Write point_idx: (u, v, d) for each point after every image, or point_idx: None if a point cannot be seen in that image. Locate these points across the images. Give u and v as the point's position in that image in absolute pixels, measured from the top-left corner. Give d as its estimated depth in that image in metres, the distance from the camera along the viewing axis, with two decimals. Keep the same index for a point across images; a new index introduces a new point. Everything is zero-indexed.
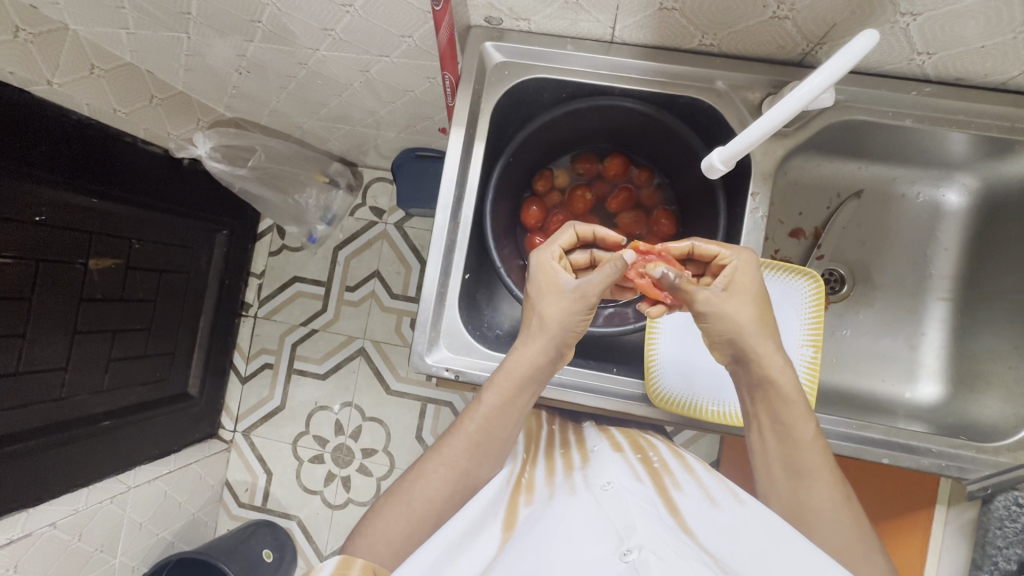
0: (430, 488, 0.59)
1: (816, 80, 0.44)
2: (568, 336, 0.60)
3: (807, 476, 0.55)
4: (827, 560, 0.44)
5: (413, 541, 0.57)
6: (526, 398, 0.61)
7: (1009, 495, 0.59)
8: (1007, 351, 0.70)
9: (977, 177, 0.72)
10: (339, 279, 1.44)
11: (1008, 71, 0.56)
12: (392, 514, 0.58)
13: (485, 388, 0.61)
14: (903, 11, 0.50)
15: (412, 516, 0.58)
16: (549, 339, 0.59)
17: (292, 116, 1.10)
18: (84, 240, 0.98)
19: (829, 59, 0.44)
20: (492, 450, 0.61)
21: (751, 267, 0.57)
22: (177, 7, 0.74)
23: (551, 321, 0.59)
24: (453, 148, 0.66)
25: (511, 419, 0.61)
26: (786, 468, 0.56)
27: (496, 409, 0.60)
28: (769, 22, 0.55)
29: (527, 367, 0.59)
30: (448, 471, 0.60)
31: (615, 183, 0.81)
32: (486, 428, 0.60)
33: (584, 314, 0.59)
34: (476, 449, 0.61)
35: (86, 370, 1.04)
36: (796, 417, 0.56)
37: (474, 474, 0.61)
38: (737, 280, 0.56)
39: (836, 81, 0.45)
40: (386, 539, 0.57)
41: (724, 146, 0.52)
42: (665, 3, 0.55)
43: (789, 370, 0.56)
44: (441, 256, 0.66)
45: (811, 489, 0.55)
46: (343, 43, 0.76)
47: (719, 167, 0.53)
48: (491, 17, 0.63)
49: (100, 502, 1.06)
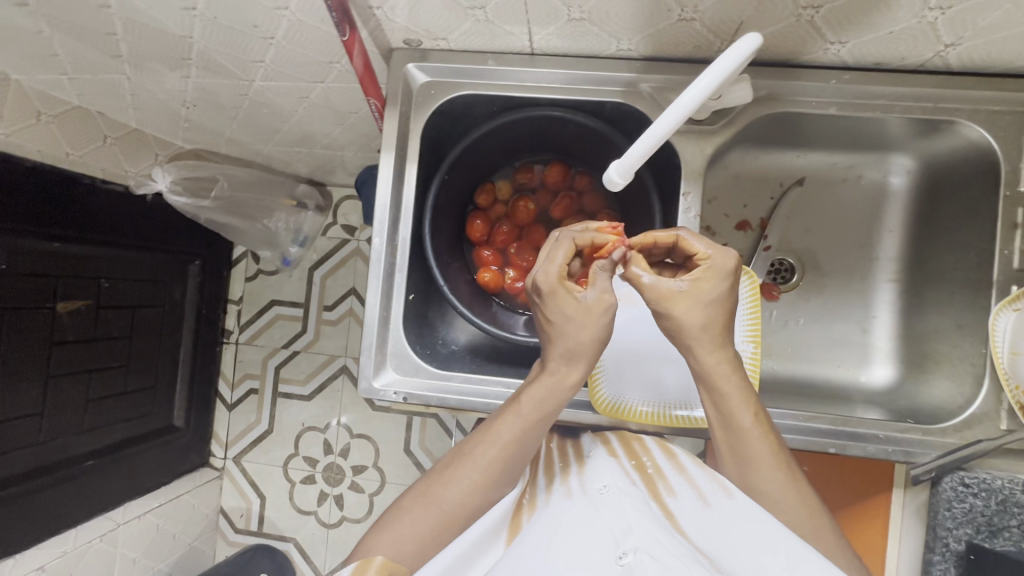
0: (459, 493, 0.56)
1: (702, 83, 0.45)
2: (603, 347, 0.56)
3: (755, 461, 0.54)
4: (819, 556, 0.45)
5: (439, 540, 0.55)
6: (563, 408, 0.58)
7: (956, 476, 0.58)
8: (951, 330, 0.66)
9: (915, 157, 0.70)
10: (316, 298, 1.45)
11: (924, 52, 0.56)
12: (417, 517, 0.56)
13: (523, 400, 0.56)
14: (804, 5, 0.50)
15: (441, 518, 0.56)
16: (586, 352, 0.55)
17: (250, 143, 1.11)
18: (50, 284, 1.00)
19: (714, 63, 0.45)
20: (528, 456, 0.58)
21: (720, 275, 0.54)
22: (109, 51, 0.75)
23: (587, 344, 0.54)
24: (384, 172, 0.66)
25: (549, 428, 0.57)
26: (736, 457, 0.55)
27: (532, 421, 0.56)
28: (679, 24, 0.55)
29: (568, 380, 0.56)
30: (479, 476, 0.56)
31: (557, 191, 0.80)
32: (523, 440, 0.56)
33: (611, 323, 0.55)
34: (511, 459, 0.57)
35: (63, 413, 1.05)
36: (739, 406, 0.54)
37: (506, 478, 0.57)
38: (695, 281, 0.53)
39: (721, 83, 0.46)
40: (410, 537, 0.55)
41: (620, 159, 0.51)
42: (573, 13, 0.55)
43: (724, 362, 0.54)
44: (381, 279, 0.66)
45: (758, 471, 0.54)
46: (276, 73, 0.76)
47: (619, 180, 0.52)
48: (410, 39, 0.63)
49: (88, 541, 1.09)
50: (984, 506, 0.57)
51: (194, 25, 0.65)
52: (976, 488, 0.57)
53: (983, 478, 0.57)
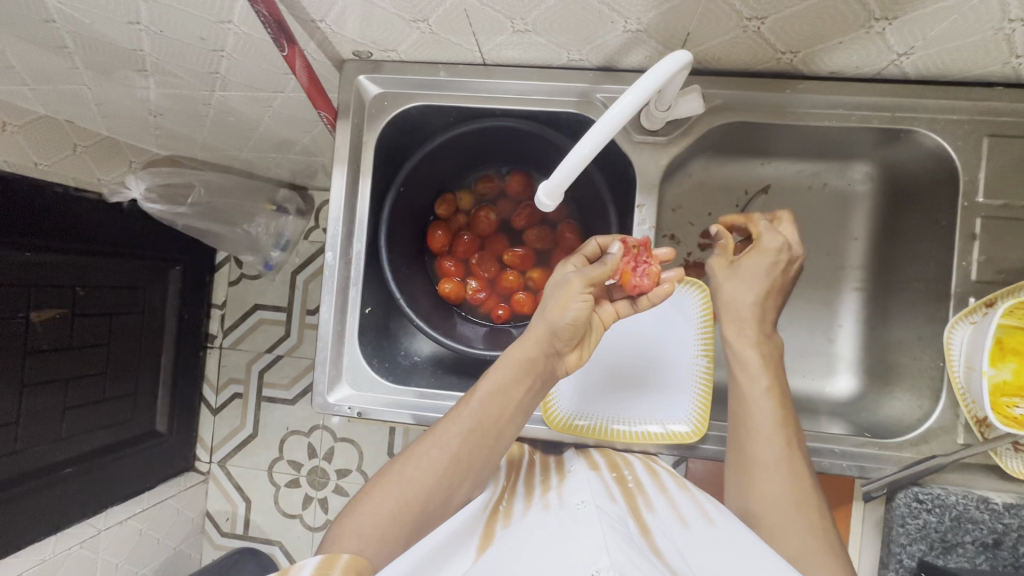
0: (420, 469, 0.58)
1: (627, 100, 0.44)
2: (568, 326, 0.57)
3: (754, 427, 0.58)
4: None
5: (398, 522, 0.56)
6: (524, 390, 0.60)
7: (910, 492, 0.59)
8: (915, 340, 0.66)
9: (880, 164, 0.69)
10: (299, 302, 1.44)
11: (877, 61, 0.55)
12: (380, 494, 0.57)
13: (485, 376, 0.61)
14: (748, 17, 0.49)
15: (401, 500, 0.57)
16: (543, 327, 0.59)
17: (224, 149, 1.10)
18: (23, 294, 1.00)
19: (638, 81, 0.44)
20: (486, 438, 0.59)
21: (764, 256, 0.61)
22: (67, 62, 0.74)
23: (550, 315, 0.58)
24: (337, 186, 0.66)
25: (509, 409, 0.60)
26: (741, 421, 0.60)
27: (492, 395, 0.59)
28: (626, 35, 0.54)
29: (526, 354, 0.59)
30: (439, 451, 0.58)
31: (519, 201, 0.79)
32: (483, 415, 0.59)
33: (578, 299, 0.57)
34: (469, 436, 0.59)
35: (38, 422, 1.05)
36: (752, 371, 0.60)
37: (466, 463, 0.59)
38: (744, 260, 0.62)
39: (646, 101, 0.45)
40: (370, 520, 0.55)
41: (548, 179, 0.49)
42: (517, 25, 0.54)
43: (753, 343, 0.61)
44: (335, 293, 0.66)
45: (755, 437, 0.58)
46: (236, 83, 0.75)
47: (548, 201, 0.50)
48: (359, 51, 0.62)
49: (68, 548, 1.09)
50: (937, 522, 0.58)
51: (144, 37, 0.64)
52: (929, 504, 0.58)
53: (937, 494, 0.58)
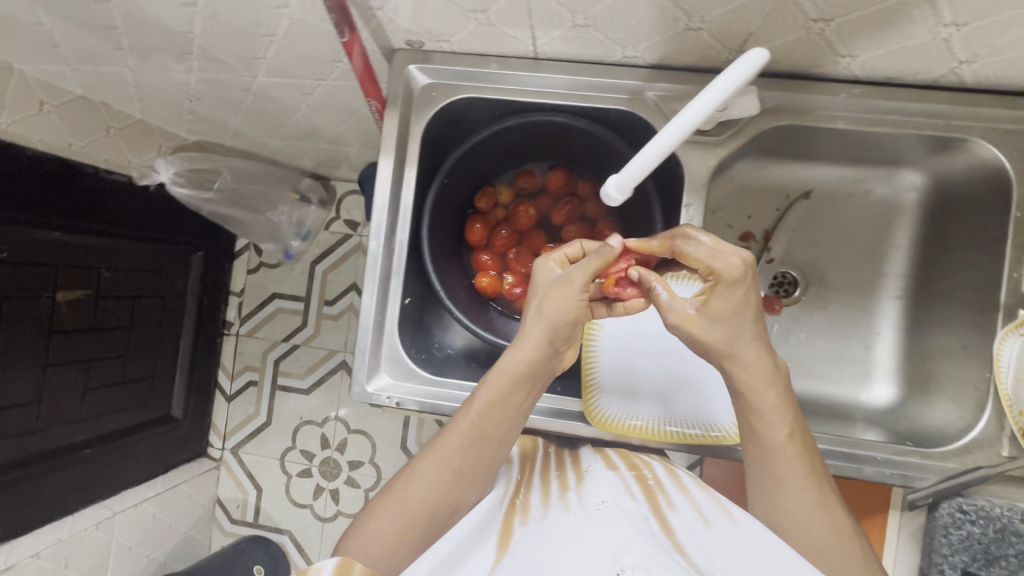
0: (423, 487, 0.57)
1: (706, 98, 0.44)
2: (567, 325, 0.58)
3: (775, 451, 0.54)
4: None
5: (405, 540, 0.56)
6: (523, 396, 0.59)
7: (953, 502, 0.61)
8: (956, 351, 0.65)
9: (927, 173, 0.69)
10: (318, 292, 1.44)
11: (937, 68, 0.54)
12: (385, 512, 0.57)
13: (481, 386, 0.59)
14: (815, 18, 0.49)
15: (407, 515, 0.56)
16: (541, 332, 0.58)
17: (254, 136, 1.10)
18: (51, 273, 1.00)
19: (716, 80, 0.44)
20: (487, 448, 0.58)
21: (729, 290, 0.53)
22: (111, 43, 0.74)
23: (548, 315, 0.58)
24: (383, 175, 0.66)
25: (509, 417, 0.59)
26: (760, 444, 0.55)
27: (490, 404, 0.58)
28: (686, 33, 0.54)
29: (524, 361, 0.58)
30: (442, 465, 0.58)
31: (559, 197, 0.79)
32: (482, 425, 0.58)
33: (578, 297, 0.57)
34: (469, 448, 0.58)
35: (59, 401, 1.05)
36: (763, 396, 0.54)
37: (468, 476, 0.58)
38: (713, 299, 0.54)
39: (725, 98, 0.45)
40: (377, 540, 0.56)
41: (618, 173, 0.49)
42: (577, 20, 0.54)
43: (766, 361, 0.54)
44: (378, 281, 0.66)
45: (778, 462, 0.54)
46: (279, 69, 0.75)
47: (616, 195, 0.51)
48: (411, 41, 0.62)
49: (84, 529, 1.09)
50: (981, 533, 0.59)
51: (196, 20, 0.64)
52: (973, 514, 0.60)
53: (980, 505, 0.59)
